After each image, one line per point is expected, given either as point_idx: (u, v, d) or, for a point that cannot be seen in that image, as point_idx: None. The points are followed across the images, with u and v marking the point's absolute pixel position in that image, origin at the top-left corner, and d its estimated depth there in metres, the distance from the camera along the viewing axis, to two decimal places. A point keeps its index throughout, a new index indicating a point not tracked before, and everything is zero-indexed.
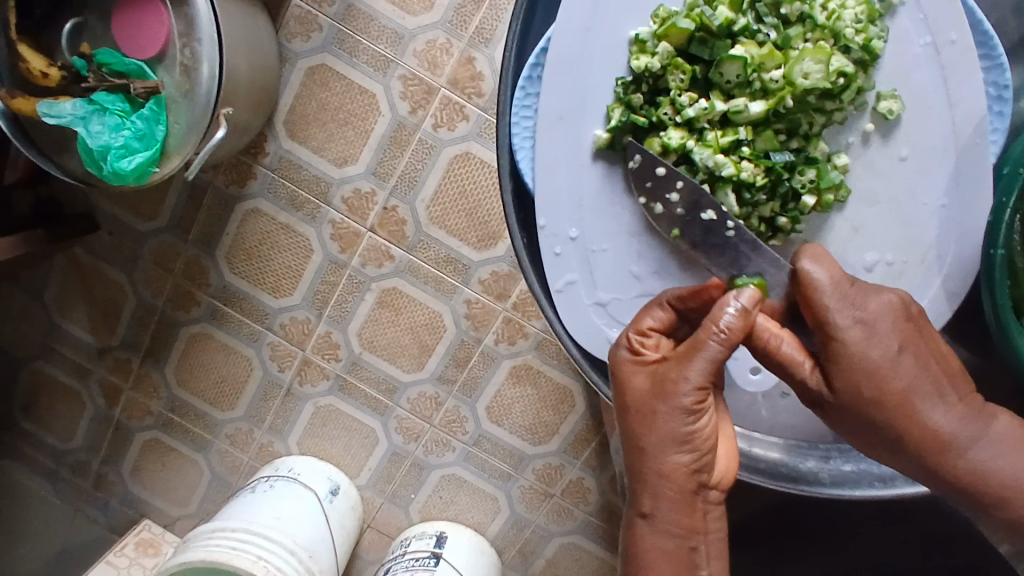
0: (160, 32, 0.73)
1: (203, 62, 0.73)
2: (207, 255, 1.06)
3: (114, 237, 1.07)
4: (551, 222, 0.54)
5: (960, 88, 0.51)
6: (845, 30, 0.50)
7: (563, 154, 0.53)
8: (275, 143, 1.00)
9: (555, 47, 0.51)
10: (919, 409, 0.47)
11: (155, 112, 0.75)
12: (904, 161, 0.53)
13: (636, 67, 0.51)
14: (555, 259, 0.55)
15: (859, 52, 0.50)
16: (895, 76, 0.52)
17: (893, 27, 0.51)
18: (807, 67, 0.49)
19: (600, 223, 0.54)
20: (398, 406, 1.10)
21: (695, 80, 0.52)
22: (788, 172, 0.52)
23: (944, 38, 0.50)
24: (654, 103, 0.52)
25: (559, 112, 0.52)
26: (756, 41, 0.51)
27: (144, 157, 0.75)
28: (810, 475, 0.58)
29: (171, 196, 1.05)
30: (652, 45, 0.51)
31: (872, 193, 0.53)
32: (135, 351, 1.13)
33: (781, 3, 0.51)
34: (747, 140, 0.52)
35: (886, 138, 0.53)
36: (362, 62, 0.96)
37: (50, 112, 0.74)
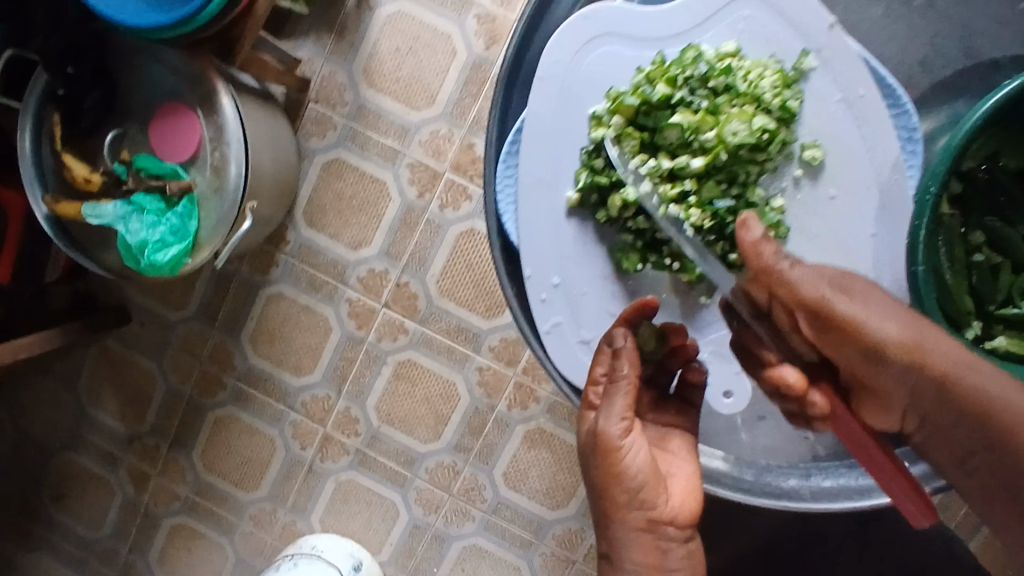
0: (192, 137, 0.82)
1: (230, 162, 0.82)
2: (232, 340, 1.12)
3: (145, 327, 1.14)
4: (536, 271, 0.59)
5: (878, 135, 0.55)
6: (764, 95, 0.55)
7: (544, 211, 0.58)
8: (295, 232, 1.08)
9: (528, 127, 0.57)
10: (911, 335, 0.46)
11: (188, 208, 0.82)
12: (834, 200, 0.57)
13: (596, 137, 0.56)
14: (541, 305, 0.59)
15: (778, 111, 0.55)
16: (816, 129, 0.56)
17: (809, 90, 0.56)
18: (734, 127, 0.55)
19: (579, 269, 0.59)
20: (416, 477, 1.12)
21: (643, 145, 0.58)
22: (731, 216, 0.57)
23: (853, 94, 0.55)
24: (614, 166, 0.57)
25: (537, 177, 0.57)
26: (691, 109, 0.56)
27: (178, 250, 0.82)
28: (790, 493, 0.60)
29: (198, 286, 1.12)
30: (606, 119, 0.57)
31: (814, 231, 0.57)
32: (164, 436, 1.18)
33: (709, 77, 0.56)
34: (692, 191, 0.57)
35: (815, 180, 0.57)
36: (373, 154, 1.05)
37: (94, 213, 0.82)
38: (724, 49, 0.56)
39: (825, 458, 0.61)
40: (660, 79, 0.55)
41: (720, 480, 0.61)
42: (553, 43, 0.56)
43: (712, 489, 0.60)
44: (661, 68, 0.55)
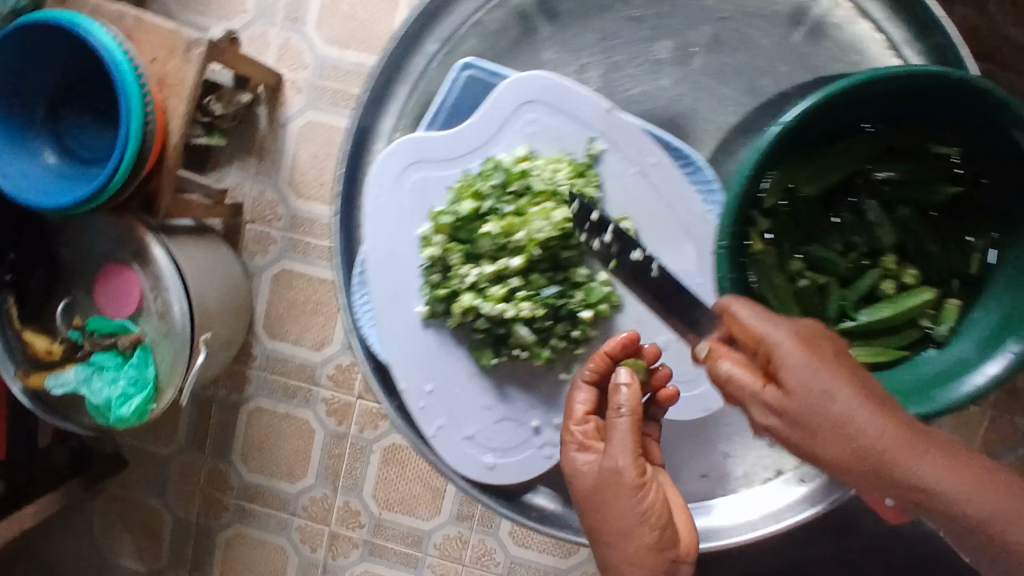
0: (134, 290, 0.87)
1: (173, 304, 0.87)
2: (225, 461, 1.15)
3: (142, 466, 1.18)
4: (410, 384, 0.64)
5: (675, 196, 0.63)
6: (561, 188, 0.63)
7: (402, 328, 0.65)
8: (260, 346, 1.12)
9: (369, 258, 0.64)
10: (854, 436, 0.47)
11: (142, 358, 0.87)
12: (654, 262, 0.64)
13: (426, 257, 0.64)
14: (421, 411, 0.64)
15: (577, 199, 0.63)
16: (621, 203, 0.64)
17: (605, 169, 0.64)
18: (538, 225, 0.64)
19: (447, 373, 0.65)
20: (427, 554, 1.13)
21: (467, 254, 0.65)
22: (562, 298, 0.65)
23: (646, 164, 0.63)
24: (448, 277, 0.65)
25: (387, 300, 0.65)
26: (500, 216, 0.65)
27: (141, 399, 0.86)
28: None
29: (183, 417, 1.16)
30: (432, 237, 0.64)
31: (647, 291, 0.64)
32: (182, 567, 1.20)
33: (508, 183, 0.64)
34: (521, 285, 0.66)
35: (634, 247, 0.64)
36: (316, 258, 1.09)
37: (58, 382, 0.87)
38: (517, 153, 0.63)
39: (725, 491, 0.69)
40: (467, 195, 0.63)
41: None
42: (371, 176, 0.62)
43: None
44: (466, 184, 0.63)
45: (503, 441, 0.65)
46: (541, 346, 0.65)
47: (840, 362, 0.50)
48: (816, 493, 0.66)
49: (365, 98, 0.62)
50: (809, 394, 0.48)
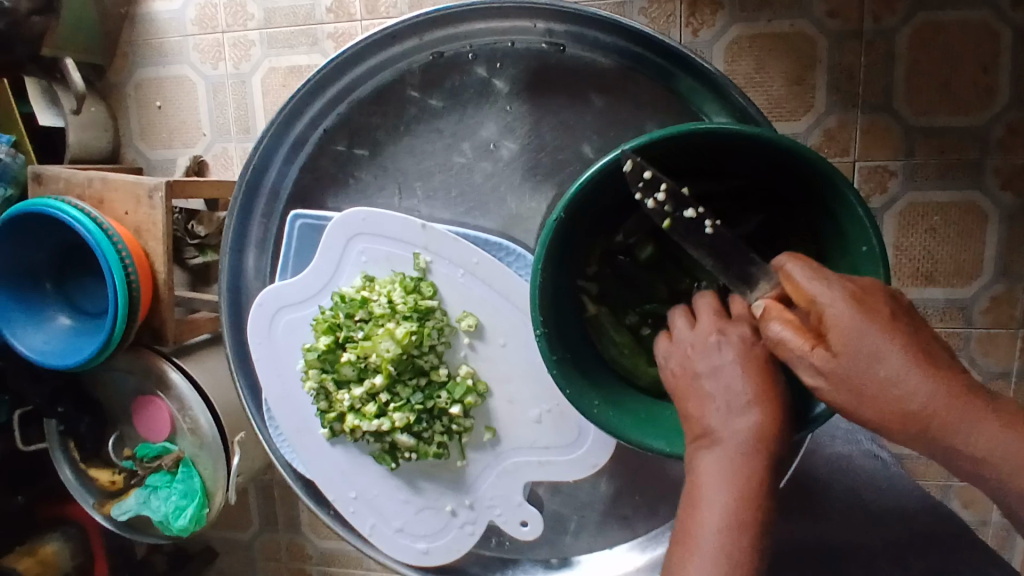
0: (164, 414, 0.97)
1: (200, 418, 0.96)
2: (298, 534, 1.25)
3: (233, 552, 1.30)
4: (337, 494, 0.79)
5: (502, 286, 0.72)
6: (397, 305, 0.72)
7: (313, 450, 0.79)
8: None
9: (273, 402, 0.79)
10: (908, 407, 0.44)
11: (187, 470, 0.97)
12: (505, 345, 0.73)
13: (308, 390, 0.75)
14: (353, 514, 0.79)
15: (414, 311, 0.72)
16: (460, 303, 0.73)
17: (437, 275, 0.74)
18: (386, 344, 0.70)
19: (361, 480, 0.79)
20: None
21: (339, 382, 0.74)
22: (430, 399, 0.73)
23: (470, 264, 0.72)
24: (331, 403, 0.76)
25: (298, 430, 0.79)
26: (354, 342, 0.73)
27: (193, 507, 0.97)
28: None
29: (252, 504, 1.26)
30: (308, 374, 0.75)
31: (503, 373, 0.74)
32: None
33: (355, 312, 0.73)
34: (392, 397, 0.73)
35: (484, 338, 0.74)
36: None
37: (122, 509, 1.00)
38: (355, 284, 0.74)
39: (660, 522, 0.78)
40: (324, 332, 0.73)
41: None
42: (251, 332, 0.78)
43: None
44: (321, 324, 0.74)
45: (428, 526, 0.78)
46: (427, 445, 0.74)
47: (898, 324, 0.46)
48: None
49: (226, 264, 0.81)
50: (858, 358, 0.45)
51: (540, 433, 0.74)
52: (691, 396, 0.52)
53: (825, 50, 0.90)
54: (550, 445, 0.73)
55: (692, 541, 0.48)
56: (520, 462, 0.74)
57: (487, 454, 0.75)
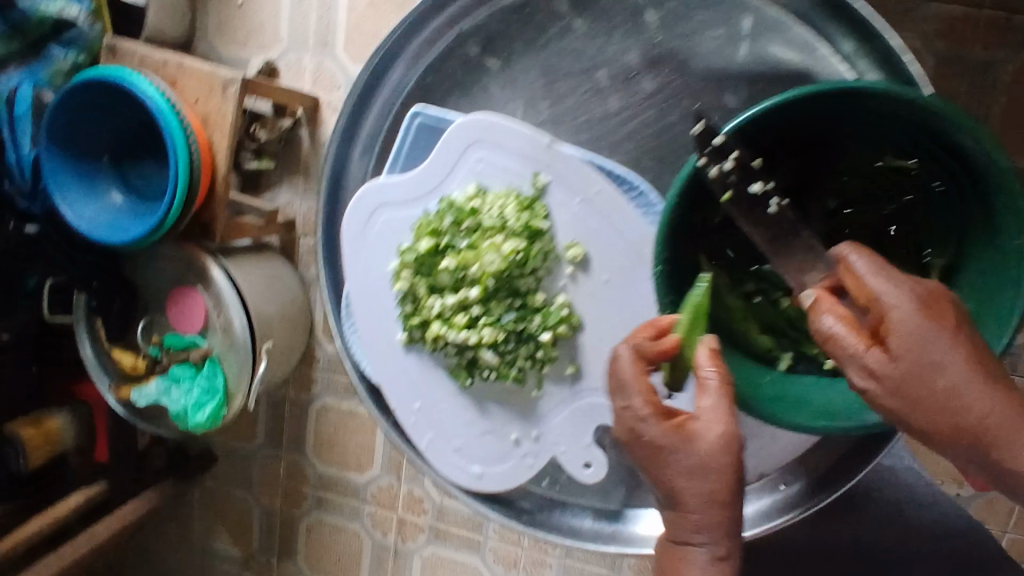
0: (200, 310, 0.97)
1: (235, 320, 0.96)
2: (300, 455, 1.26)
3: (231, 462, 1.30)
4: (400, 403, 0.80)
5: (616, 221, 0.73)
6: (508, 222, 0.73)
7: (389, 355, 0.80)
8: (322, 349, 1.21)
9: (357, 298, 0.80)
10: (954, 408, 0.47)
11: (213, 369, 0.97)
12: (607, 282, 0.74)
13: (399, 290, 0.78)
14: (414, 425, 0.80)
15: (526, 231, 0.73)
16: (570, 233, 0.75)
17: (551, 200, 0.75)
18: (490, 258, 0.74)
19: (431, 390, 0.80)
20: (489, 537, 1.20)
21: (432, 289, 0.77)
22: (520, 321, 0.75)
23: (590, 193, 0.73)
24: (418, 307, 0.78)
25: (379, 332, 0.80)
26: (455, 252, 0.75)
27: (213, 405, 0.97)
28: (639, 540, 0.78)
29: (261, 417, 1.27)
30: (402, 274, 0.78)
31: (595, 309, 0.75)
32: (271, 551, 1.32)
33: (462, 222, 0.75)
34: (481, 312, 0.76)
35: (587, 271, 0.75)
36: None
37: (141, 395, 0.99)
38: (467, 192, 0.75)
39: None
40: (427, 234, 0.75)
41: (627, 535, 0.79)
42: (347, 224, 0.79)
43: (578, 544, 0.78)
44: (424, 225, 0.76)
45: (486, 451, 0.79)
46: (508, 366, 0.76)
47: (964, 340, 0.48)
48: (788, 501, 0.77)
49: (330, 150, 0.80)
50: (911, 360, 0.48)
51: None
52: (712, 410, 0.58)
53: (927, 66, 0.87)
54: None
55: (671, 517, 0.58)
56: (594, 400, 0.76)
57: (561, 390, 0.77)
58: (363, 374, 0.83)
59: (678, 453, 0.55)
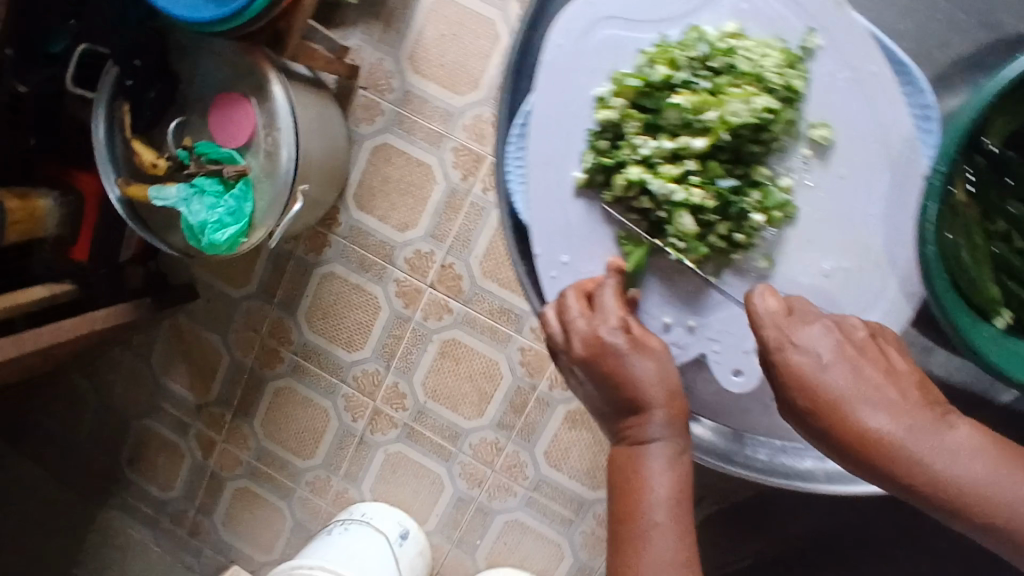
0: (247, 124, 0.87)
1: (282, 147, 0.87)
2: (290, 316, 1.18)
3: (212, 303, 1.21)
4: (546, 251, 0.53)
5: (885, 108, 0.48)
6: (769, 73, 0.48)
7: (552, 194, 0.52)
8: (347, 214, 1.12)
9: (536, 112, 0.51)
10: (903, 440, 0.41)
11: (244, 191, 0.88)
12: (845, 181, 0.50)
13: (602, 119, 0.50)
14: (550, 283, 0.53)
15: (783, 91, 0.48)
16: (825, 105, 0.49)
17: (816, 68, 0.49)
18: (735, 107, 0.48)
19: (586, 246, 0.53)
20: (461, 451, 1.16)
21: (647, 126, 0.51)
22: (734, 196, 0.50)
23: (863, 70, 0.48)
24: (617, 146, 0.51)
25: (546, 158, 0.52)
26: (690, 90, 0.50)
27: (236, 229, 0.88)
28: (806, 474, 0.54)
29: (259, 265, 1.18)
30: (611, 101, 0.51)
31: (823, 213, 0.50)
32: (228, 406, 1.24)
33: (709, 58, 0.49)
34: (694, 172, 0.50)
35: (825, 160, 0.50)
36: (419, 138, 1.07)
37: (159, 196, 0.88)
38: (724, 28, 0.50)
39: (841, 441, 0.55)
40: (660, 60, 0.49)
41: (731, 461, 0.56)
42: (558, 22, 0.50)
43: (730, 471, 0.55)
44: (664, 49, 0.50)
45: None
46: (702, 242, 0.51)
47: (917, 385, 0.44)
48: None
49: None
50: (875, 398, 0.42)
51: (823, 292, 0.51)
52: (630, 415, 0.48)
53: None
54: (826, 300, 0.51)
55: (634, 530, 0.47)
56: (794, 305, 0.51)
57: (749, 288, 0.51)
58: (510, 220, 0.55)
59: (644, 361, 0.48)
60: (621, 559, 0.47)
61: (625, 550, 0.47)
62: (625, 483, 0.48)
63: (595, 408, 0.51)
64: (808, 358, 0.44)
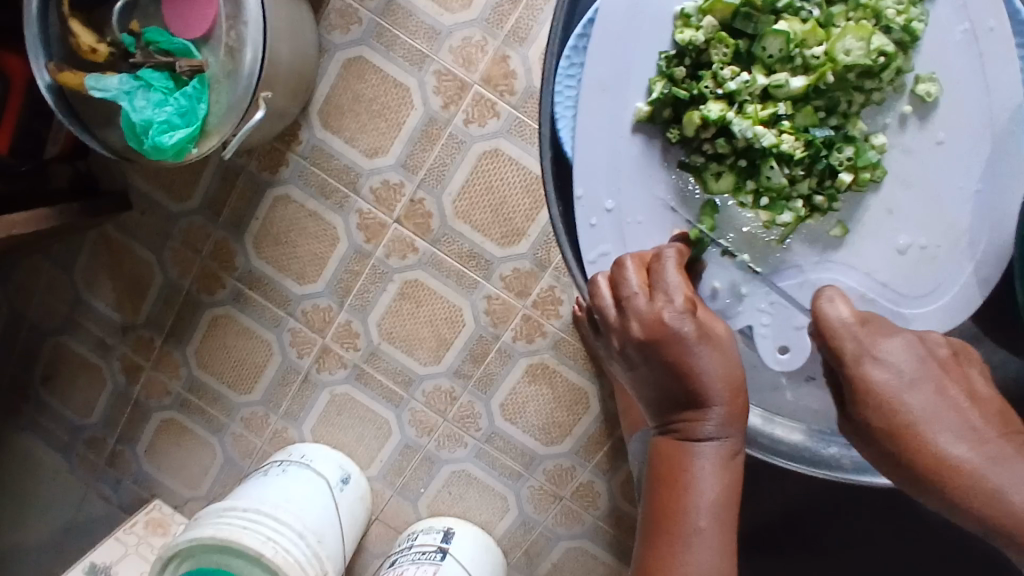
0: (208, 13, 0.76)
1: (247, 45, 0.76)
2: (236, 238, 1.08)
3: (147, 216, 1.09)
4: (589, 191, 0.48)
5: (998, 73, 0.44)
6: (888, 10, 0.44)
7: (608, 125, 0.47)
8: (309, 131, 1.02)
9: (604, 21, 0.45)
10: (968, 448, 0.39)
11: (198, 90, 0.77)
12: (941, 146, 0.46)
13: (682, 41, 0.44)
14: (589, 232, 0.49)
15: (898, 33, 0.44)
16: (935, 55, 0.45)
17: (934, 14, 0.44)
18: (848, 44, 0.43)
19: (639, 193, 0.48)
20: (413, 399, 1.10)
21: (738, 55, 0.45)
22: (826, 148, 0.45)
23: (981, 25, 0.44)
24: (697, 76, 0.46)
25: (605, 82, 0.46)
26: (800, 17, 0.45)
27: (185, 134, 0.77)
28: (831, 461, 0.52)
29: (204, 177, 1.07)
30: (697, 20, 0.45)
31: (908, 175, 0.47)
32: (159, 330, 1.14)
33: None
34: (786, 115, 0.45)
35: (923, 121, 0.46)
36: (398, 56, 0.99)
37: (97, 86, 0.76)
38: None
39: None
40: None
41: (756, 441, 0.53)
42: None
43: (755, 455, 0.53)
44: None
45: None
46: (784, 202, 0.46)
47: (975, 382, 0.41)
48: None
49: None
50: None
51: (889, 269, 0.48)
52: (684, 394, 0.44)
53: None
54: (886, 283, 0.48)
55: (671, 522, 0.46)
56: (854, 276, 0.48)
57: (812, 254, 0.48)
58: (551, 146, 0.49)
59: (711, 353, 0.43)
60: (653, 553, 0.47)
61: (660, 549, 0.46)
62: (668, 481, 0.46)
63: (639, 390, 0.47)
64: (890, 374, 0.41)
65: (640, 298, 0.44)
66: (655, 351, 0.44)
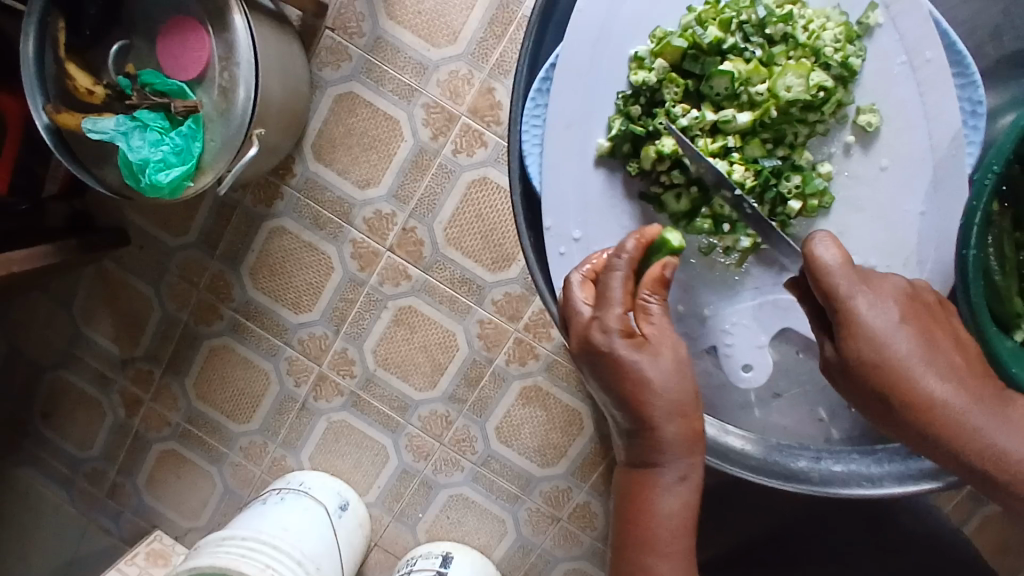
0: (201, 55, 0.79)
1: (240, 85, 0.78)
2: (232, 271, 1.10)
3: (145, 250, 1.12)
4: (558, 222, 0.50)
5: (935, 102, 0.47)
6: (825, 48, 0.47)
7: (572, 159, 0.49)
8: (303, 165, 1.05)
9: (565, 64, 0.48)
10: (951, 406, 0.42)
11: (193, 130, 0.80)
12: (885, 172, 0.48)
13: (636, 82, 0.47)
14: (559, 260, 0.51)
15: (838, 69, 0.47)
16: (874, 88, 0.48)
17: (872, 49, 0.47)
18: (789, 81, 0.46)
19: (605, 223, 0.50)
20: (409, 423, 1.11)
21: (688, 93, 0.48)
22: (775, 177, 0.48)
23: (918, 57, 0.47)
24: (652, 113, 0.48)
25: (568, 120, 0.49)
26: (744, 57, 0.48)
27: (181, 171, 0.80)
28: (801, 475, 0.53)
29: (201, 212, 1.09)
30: (649, 62, 0.47)
31: (858, 200, 0.49)
32: (157, 362, 1.15)
33: (767, 23, 0.47)
34: (735, 147, 0.49)
35: (867, 148, 0.48)
36: (387, 90, 1.02)
37: (94, 128, 0.79)
38: None
39: (839, 443, 0.54)
40: (712, 22, 0.47)
41: (728, 457, 0.53)
42: None
43: (731, 470, 0.52)
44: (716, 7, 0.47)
45: None
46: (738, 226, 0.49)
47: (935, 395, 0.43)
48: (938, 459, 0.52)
49: None
50: None
51: None
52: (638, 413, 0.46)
53: None
54: None
55: (642, 531, 0.49)
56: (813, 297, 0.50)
57: (771, 276, 0.51)
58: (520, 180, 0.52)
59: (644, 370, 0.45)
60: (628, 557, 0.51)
61: (634, 556, 0.50)
62: (634, 493, 0.49)
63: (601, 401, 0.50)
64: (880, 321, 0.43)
65: (581, 310, 0.47)
66: (595, 362, 0.47)
